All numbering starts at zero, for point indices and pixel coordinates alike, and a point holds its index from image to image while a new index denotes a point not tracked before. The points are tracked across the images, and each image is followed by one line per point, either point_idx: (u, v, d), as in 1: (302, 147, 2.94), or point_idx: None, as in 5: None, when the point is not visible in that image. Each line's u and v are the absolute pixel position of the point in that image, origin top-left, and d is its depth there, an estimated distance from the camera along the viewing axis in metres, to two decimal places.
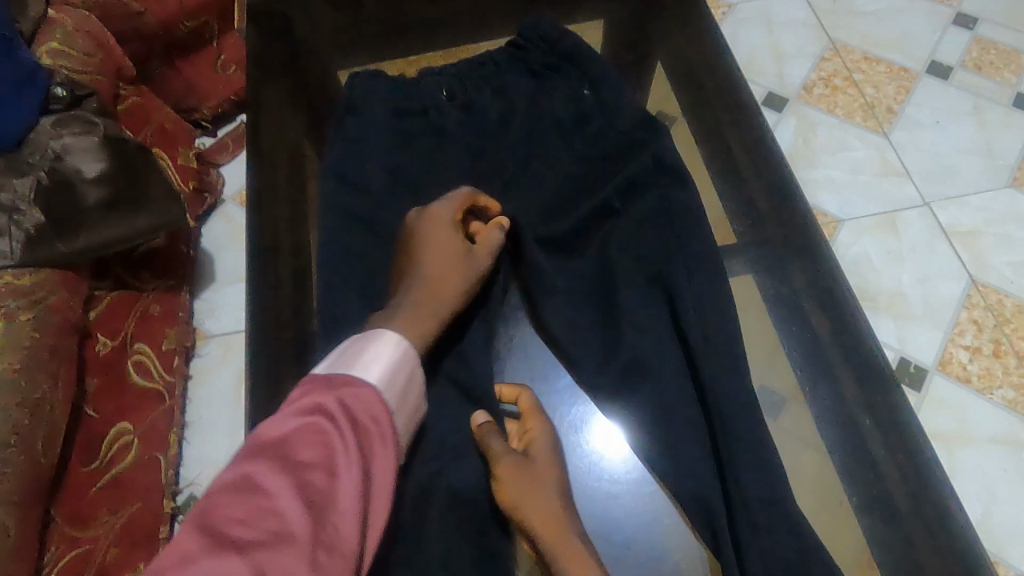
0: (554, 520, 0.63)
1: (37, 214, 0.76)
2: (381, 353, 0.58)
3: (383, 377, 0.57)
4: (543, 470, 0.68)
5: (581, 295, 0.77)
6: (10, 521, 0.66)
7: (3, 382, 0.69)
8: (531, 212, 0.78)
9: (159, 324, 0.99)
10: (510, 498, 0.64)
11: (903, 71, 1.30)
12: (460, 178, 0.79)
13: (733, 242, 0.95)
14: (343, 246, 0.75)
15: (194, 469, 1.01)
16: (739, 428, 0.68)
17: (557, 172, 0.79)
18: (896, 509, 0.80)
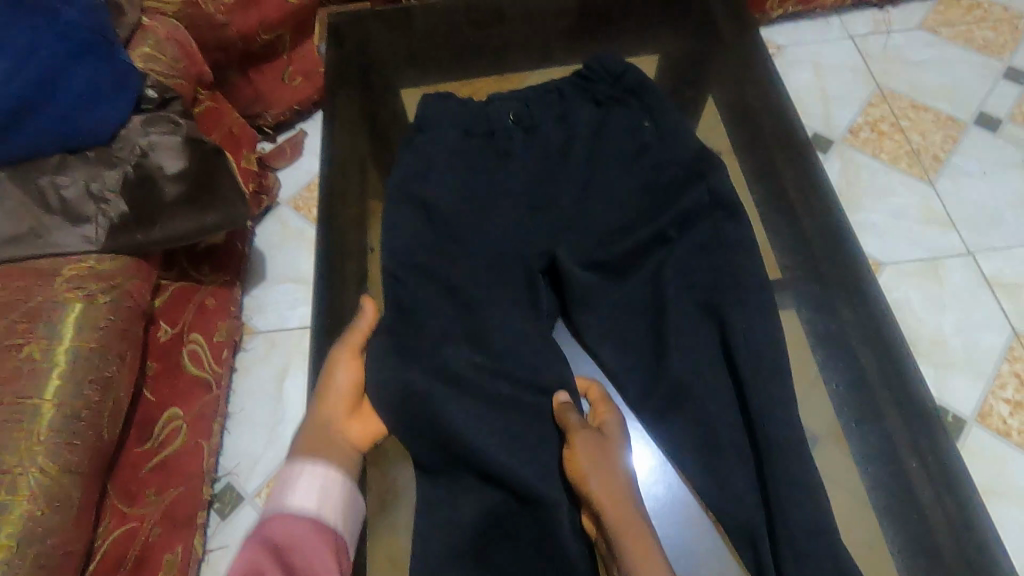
0: (612, 489, 0.66)
1: (121, 205, 0.81)
2: (305, 484, 0.64)
3: (318, 502, 0.63)
4: (614, 446, 0.71)
5: (627, 317, 0.79)
6: (75, 492, 0.70)
7: (81, 358, 0.73)
8: (585, 235, 0.81)
9: (213, 316, 1.03)
10: (578, 459, 0.68)
11: (951, 121, 1.31)
12: (519, 197, 0.82)
13: (779, 276, 0.98)
14: (405, 255, 0.79)
15: (233, 458, 1.06)
16: (782, 462, 0.69)
17: (614, 197, 0.82)
18: (940, 555, 0.81)
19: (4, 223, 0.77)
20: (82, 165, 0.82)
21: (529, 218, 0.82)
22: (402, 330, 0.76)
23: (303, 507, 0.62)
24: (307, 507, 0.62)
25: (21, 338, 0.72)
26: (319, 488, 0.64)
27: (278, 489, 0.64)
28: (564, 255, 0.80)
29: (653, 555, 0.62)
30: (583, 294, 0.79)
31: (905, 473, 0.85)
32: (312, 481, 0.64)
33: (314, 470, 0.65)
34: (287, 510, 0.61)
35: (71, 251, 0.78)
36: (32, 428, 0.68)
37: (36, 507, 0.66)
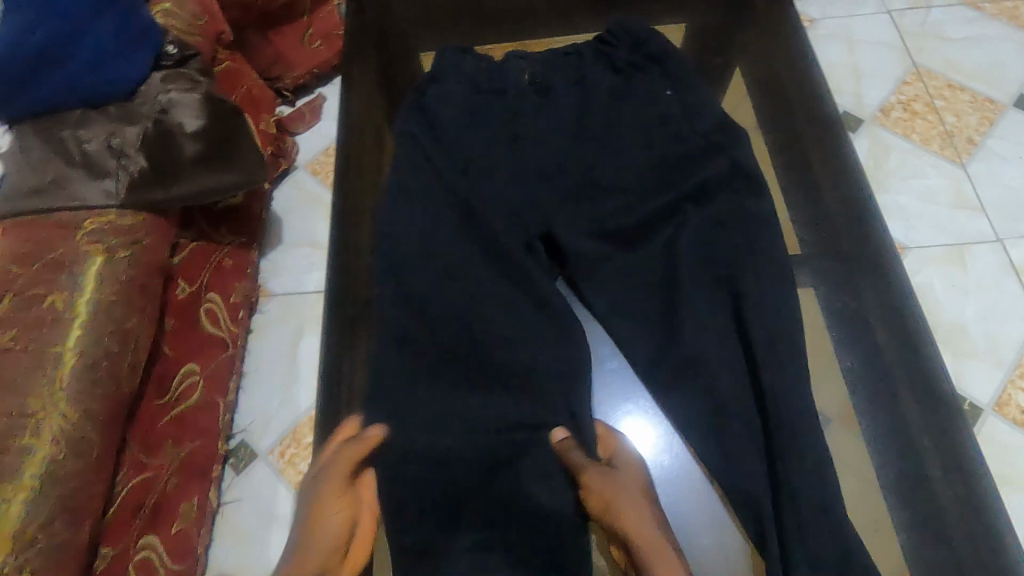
0: (643, 529, 0.64)
1: (141, 160, 0.82)
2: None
3: None
4: (627, 472, 0.71)
5: (640, 286, 0.78)
6: (96, 440, 0.72)
7: (101, 310, 0.75)
8: (595, 204, 0.80)
9: (231, 277, 1.05)
10: (604, 491, 0.68)
11: (989, 102, 1.26)
12: (533, 163, 0.81)
13: None
14: (416, 215, 0.81)
15: (247, 416, 1.09)
16: (789, 436, 0.69)
17: (633, 165, 0.80)
18: (945, 524, 0.90)
19: (28, 174, 0.78)
20: (103, 120, 0.82)
21: (541, 185, 0.80)
22: (414, 291, 0.79)
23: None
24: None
25: (45, 287, 0.73)
26: None
27: None
28: (559, 228, 0.79)
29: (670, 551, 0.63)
30: (584, 266, 0.79)
31: (915, 450, 0.95)
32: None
33: None
34: None
35: (92, 204, 0.79)
36: (54, 376, 0.70)
37: (58, 451, 0.67)
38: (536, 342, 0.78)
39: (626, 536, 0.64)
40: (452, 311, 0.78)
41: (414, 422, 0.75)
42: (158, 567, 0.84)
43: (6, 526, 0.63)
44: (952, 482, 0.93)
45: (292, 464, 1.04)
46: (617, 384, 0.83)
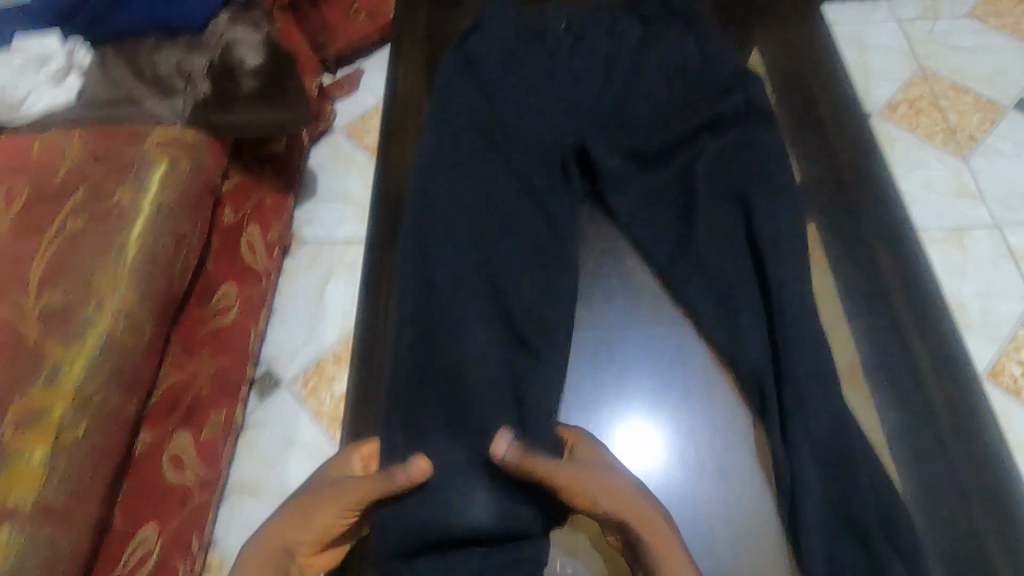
0: (642, 521, 0.64)
1: (205, 87, 0.90)
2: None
3: None
4: (593, 463, 0.70)
5: (659, 217, 0.85)
6: (147, 325, 0.77)
7: (162, 208, 0.82)
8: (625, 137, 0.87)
9: (269, 216, 1.12)
10: (579, 484, 0.66)
11: (991, 104, 1.33)
12: (563, 100, 0.88)
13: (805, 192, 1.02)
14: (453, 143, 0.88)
15: (274, 348, 1.14)
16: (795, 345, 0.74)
17: (656, 110, 0.88)
18: None
19: (105, 88, 0.86)
20: (174, 48, 0.90)
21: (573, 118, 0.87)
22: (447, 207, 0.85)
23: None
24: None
25: (113, 184, 0.80)
26: None
27: None
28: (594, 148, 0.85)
29: (673, 547, 0.63)
30: (615, 180, 0.84)
31: None
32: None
33: None
34: None
35: (160, 118, 0.87)
36: (117, 260, 0.76)
37: (116, 325, 0.73)
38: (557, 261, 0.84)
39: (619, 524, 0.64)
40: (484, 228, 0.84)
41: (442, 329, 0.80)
42: (187, 465, 0.89)
43: (69, 382, 0.68)
44: None
45: (314, 394, 1.09)
46: (642, 342, 0.84)
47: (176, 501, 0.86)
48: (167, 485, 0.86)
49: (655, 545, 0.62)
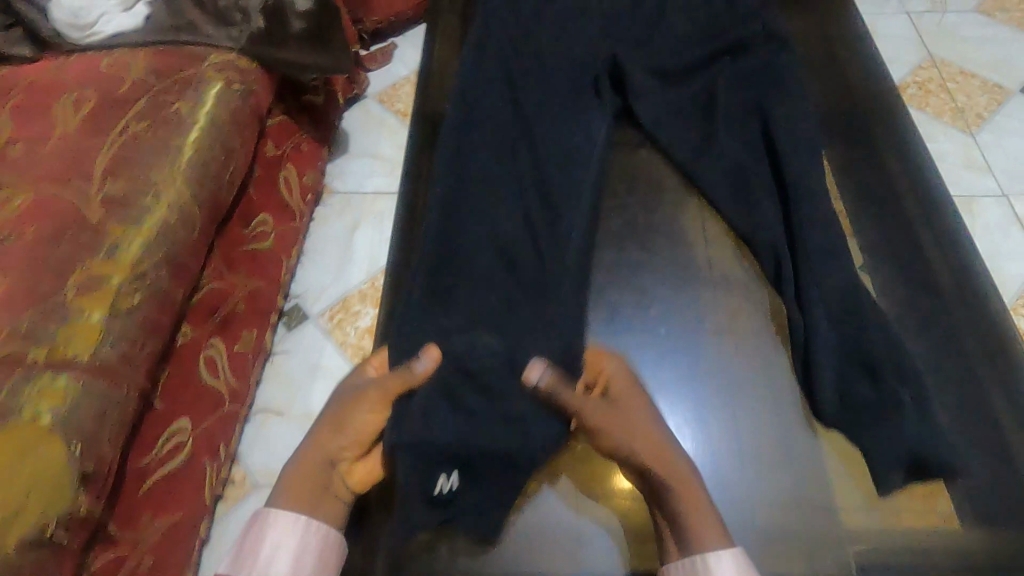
0: (672, 466, 0.67)
1: (259, 23, 0.96)
2: (276, 521, 0.62)
3: (295, 546, 0.61)
4: (629, 410, 0.70)
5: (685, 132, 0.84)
6: (198, 221, 0.82)
7: (217, 120, 0.88)
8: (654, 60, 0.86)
9: (306, 159, 1.19)
10: (608, 428, 0.68)
11: (997, 87, 1.39)
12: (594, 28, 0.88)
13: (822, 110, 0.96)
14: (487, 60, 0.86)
15: (302, 285, 1.19)
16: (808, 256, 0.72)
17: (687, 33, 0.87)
18: None
19: (168, 17, 0.93)
20: None
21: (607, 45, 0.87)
22: (472, 121, 0.84)
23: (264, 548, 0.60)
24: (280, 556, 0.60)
25: (174, 96, 0.87)
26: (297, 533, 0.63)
27: (252, 534, 0.62)
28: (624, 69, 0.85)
29: (700, 497, 0.65)
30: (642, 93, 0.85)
31: None
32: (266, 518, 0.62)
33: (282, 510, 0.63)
34: (266, 549, 0.60)
35: (217, 45, 0.94)
36: (174, 159, 0.82)
37: (172, 215, 0.78)
38: (578, 173, 0.83)
39: (646, 469, 0.67)
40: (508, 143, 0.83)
41: (468, 244, 0.80)
42: (220, 373, 0.93)
43: (128, 255, 0.73)
44: None
45: (339, 327, 1.14)
46: (665, 296, 0.85)
47: (207, 403, 0.90)
48: (203, 386, 0.90)
49: (682, 496, 0.65)
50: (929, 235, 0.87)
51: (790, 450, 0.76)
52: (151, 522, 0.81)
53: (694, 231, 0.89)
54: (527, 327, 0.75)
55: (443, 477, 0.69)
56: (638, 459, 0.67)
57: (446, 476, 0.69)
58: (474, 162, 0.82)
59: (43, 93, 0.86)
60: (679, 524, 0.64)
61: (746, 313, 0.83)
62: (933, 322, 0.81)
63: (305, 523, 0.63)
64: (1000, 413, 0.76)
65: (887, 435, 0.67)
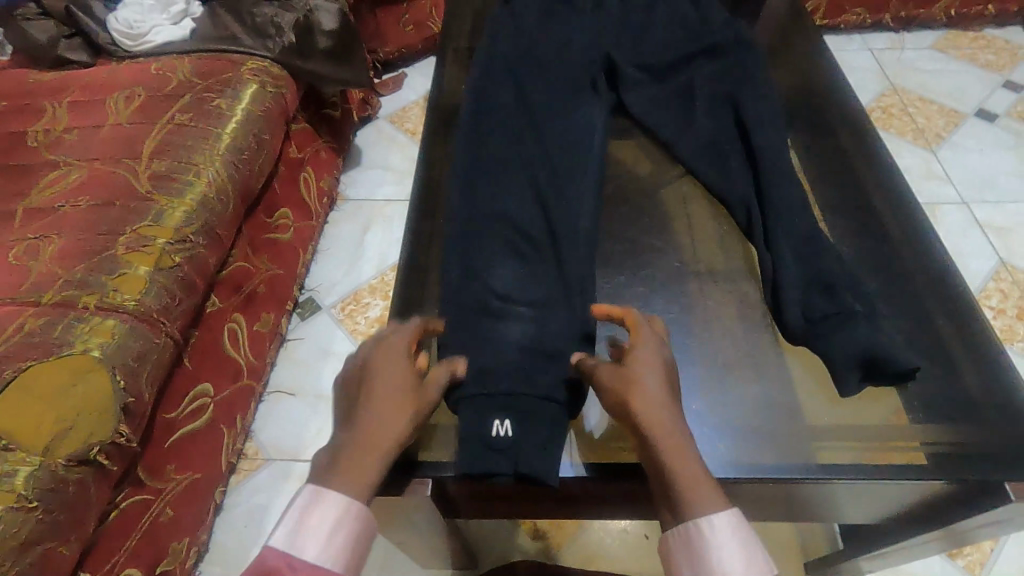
0: (669, 411, 0.49)
1: (291, 36, 1.08)
2: (330, 501, 0.45)
3: (347, 543, 0.44)
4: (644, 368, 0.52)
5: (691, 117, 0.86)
6: (232, 199, 0.91)
7: (253, 115, 0.99)
8: (645, 53, 0.88)
9: (323, 165, 1.29)
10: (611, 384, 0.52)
11: (954, 112, 1.52)
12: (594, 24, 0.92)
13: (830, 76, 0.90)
14: (495, 50, 0.90)
15: (316, 280, 1.27)
16: (799, 232, 0.69)
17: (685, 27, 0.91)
18: None
19: (211, 30, 1.06)
20: (269, 6, 1.11)
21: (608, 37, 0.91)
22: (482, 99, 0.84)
23: (307, 542, 0.44)
24: (325, 554, 0.44)
25: (214, 93, 0.97)
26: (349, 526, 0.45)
27: (296, 515, 0.45)
28: (617, 67, 0.86)
29: (703, 479, 0.46)
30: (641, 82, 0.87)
31: None
32: (319, 495, 0.45)
33: (334, 502, 0.45)
34: (311, 545, 0.43)
35: (253, 53, 1.05)
36: (213, 144, 0.92)
37: (210, 191, 0.87)
38: (581, 157, 0.78)
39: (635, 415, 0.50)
40: (512, 119, 0.83)
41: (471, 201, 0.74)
42: (240, 346, 1.00)
43: (171, 221, 0.82)
44: None
45: (350, 316, 1.21)
46: (661, 260, 0.76)
47: (228, 373, 0.97)
48: (225, 357, 0.96)
49: (682, 471, 0.46)
50: (868, 176, 0.78)
51: (765, 378, 0.68)
52: (174, 476, 0.84)
53: (679, 206, 0.81)
54: (522, 293, 0.69)
55: (496, 424, 0.56)
56: (632, 405, 0.50)
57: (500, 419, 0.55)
58: (488, 134, 0.80)
59: (99, 92, 0.97)
60: (675, 492, 0.46)
61: (727, 278, 0.75)
62: (889, 261, 0.71)
63: (358, 515, 0.45)
64: (957, 359, 0.63)
65: (848, 337, 0.61)
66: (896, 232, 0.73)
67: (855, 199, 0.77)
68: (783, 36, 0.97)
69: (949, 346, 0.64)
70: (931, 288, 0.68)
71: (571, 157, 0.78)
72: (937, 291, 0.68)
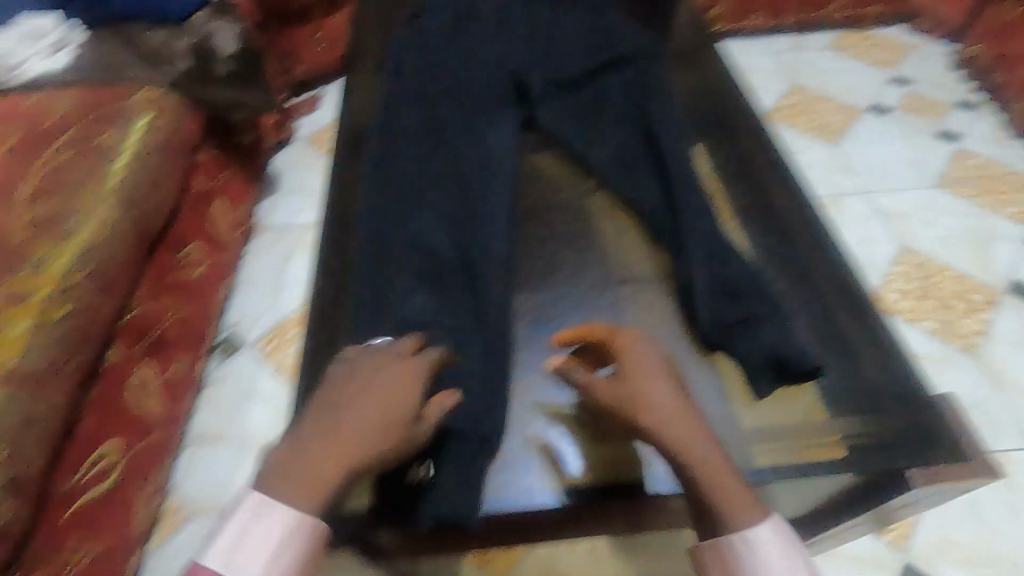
0: (683, 423, 0.51)
1: (187, 63, 1.03)
2: (269, 519, 0.45)
3: (283, 555, 0.45)
4: (636, 369, 0.54)
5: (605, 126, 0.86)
6: (127, 241, 0.85)
7: (148, 149, 0.92)
8: (554, 68, 0.88)
9: (236, 195, 1.24)
10: (624, 394, 0.53)
11: (852, 107, 1.62)
12: (505, 39, 0.92)
13: (731, 82, 0.93)
14: (403, 70, 0.88)
15: (236, 315, 1.20)
16: (708, 237, 0.71)
17: (594, 39, 0.91)
18: None
19: (98, 58, 0.99)
20: (162, 31, 1.05)
21: (518, 52, 0.90)
22: (392, 121, 0.82)
23: (246, 558, 0.45)
24: (259, 570, 0.45)
25: (101, 127, 0.91)
26: (292, 538, 0.45)
27: (240, 524, 0.45)
28: (525, 84, 0.87)
29: (732, 480, 0.49)
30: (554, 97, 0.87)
31: None
32: (262, 510, 0.46)
33: (277, 511, 0.46)
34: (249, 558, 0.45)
35: (146, 81, 0.99)
36: (103, 184, 0.85)
37: (99, 232, 0.81)
38: (495, 175, 0.77)
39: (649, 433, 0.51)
40: (425, 139, 0.81)
41: (390, 227, 0.72)
42: (150, 394, 0.93)
43: (55, 270, 0.76)
44: None
45: (275, 351, 1.15)
46: (584, 271, 0.74)
47: (136, 427, 0.90)
48: (132, 410, 0.89)
49: (711, 477, 0.49)
50: (772, 177, 0.81)
51: (692, 384, 0.64)
52: (79, 546, 0.77)
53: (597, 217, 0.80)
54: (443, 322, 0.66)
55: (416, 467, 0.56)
56: (642, 421, 0.52)
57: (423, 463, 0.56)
58: (398, 158, 0.78)
59: None
60: (705, 507, 0.49)
61: (651, 285, 0.72)
62: (795, 260, 0.74)
63: (299, 525, 0.45)
64: (862, 351, 0.65)
65: (753, 339, 0.64)
66: (797, 231, 0.76)
67: (760, 203, 0.80)
68: (685, 46, 1.00)
69: (851, 340, 0.66)
70: (832, 284, 0.71)
71: (486, 176, 0.77)
72: (837, 287, 0.70)
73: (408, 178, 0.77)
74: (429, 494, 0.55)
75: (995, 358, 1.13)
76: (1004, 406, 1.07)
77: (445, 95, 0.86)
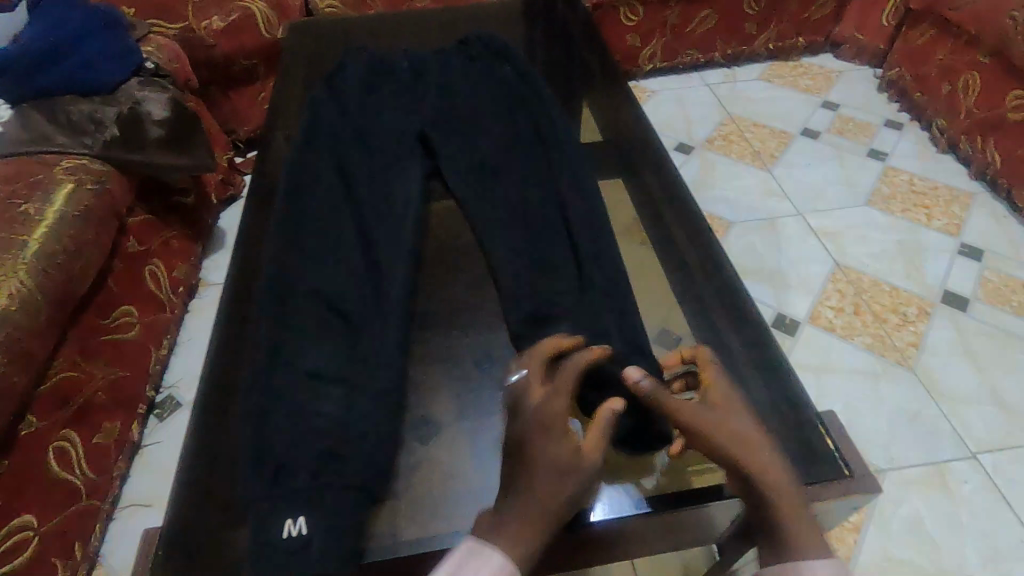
0: (755, 447, 0.51)
1: (114, 130, 1.05)
2: (486, 558, 0.45)
3: None
4: (721, 401, 0.55)
5: (514, 169, 0.88)
6: (43, 311, 0.85)
7: (68, 216, 0.94)
8: (463, 121, 0.92)
9: (175, 254, 1.23)
10: (707, 421, 0.53)
11: (784, 133, 1.68)
12: (417, 95, 0.95)
13: (641, 122, 0.96)
14: (316, 128, 0.90)
15: (176, 375, 1.19)
16: (598, 274, 0.74)
17: (502, 94, 0.96)
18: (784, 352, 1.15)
19: (23, 131, 1.01)
20: (90, 101, 1.07)
21: (430, 105, 0.93)
22: (302, 178, 0.84)
23: None
24: None
25: (22, 199, 0.92)
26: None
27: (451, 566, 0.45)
28: (433, 134, 0.90)
29: (803, 513, 0.49)
30: (464, 147, 0.89)
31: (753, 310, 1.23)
32: (481, 549, 0.46)
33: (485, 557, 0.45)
34: None
35: (69, 151, 1.01)
36: (18, 254, 0.86)
37: (11, 304, 0.81)
38: (399, 225, 0.80)
39: (728, 454, 0.51)
40: (334, 194, 0.82)
41: (294, 285, 0.72)
42: (75, 465, 0.91)
43: None
44: (783, 336, 1.20)
45: None
46: (479, 320, 0.77)
47: (61, 496, 0.88)
48: (55, 480, 0.88)
49: (784, 504, 0.49)
50: (673, 213, 0.85)
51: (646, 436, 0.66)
52: None
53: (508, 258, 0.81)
54: (342, 376, 0.66)
55: (289, 523, 0.54)
56: (724, 446, 0.52)
57: (292, 518, 0.53)
58: (307, 215, 0.80)
59: None
60: (774, 528, 0.49)
61: (547, 320, 0.73)
62: (694, 291, 0.78)
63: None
64: (748, 373, 0.69)
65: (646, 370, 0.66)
66: (696, 260, 0.80)
67: (664, 239, 0.83)
68: (593, 91, 1.05)
69: (742, 362, 0.70)
70: (728, 306, 0.75)
71: (387, 228, 0.80)
72: (731, 308, 0.74)
73: (316, 235, 0.78)
74: (302, 553, 0.52)
75: (930, 369, 1.14)
76: (939, 416, 1.08)
77: (356, 150, 0.88)
